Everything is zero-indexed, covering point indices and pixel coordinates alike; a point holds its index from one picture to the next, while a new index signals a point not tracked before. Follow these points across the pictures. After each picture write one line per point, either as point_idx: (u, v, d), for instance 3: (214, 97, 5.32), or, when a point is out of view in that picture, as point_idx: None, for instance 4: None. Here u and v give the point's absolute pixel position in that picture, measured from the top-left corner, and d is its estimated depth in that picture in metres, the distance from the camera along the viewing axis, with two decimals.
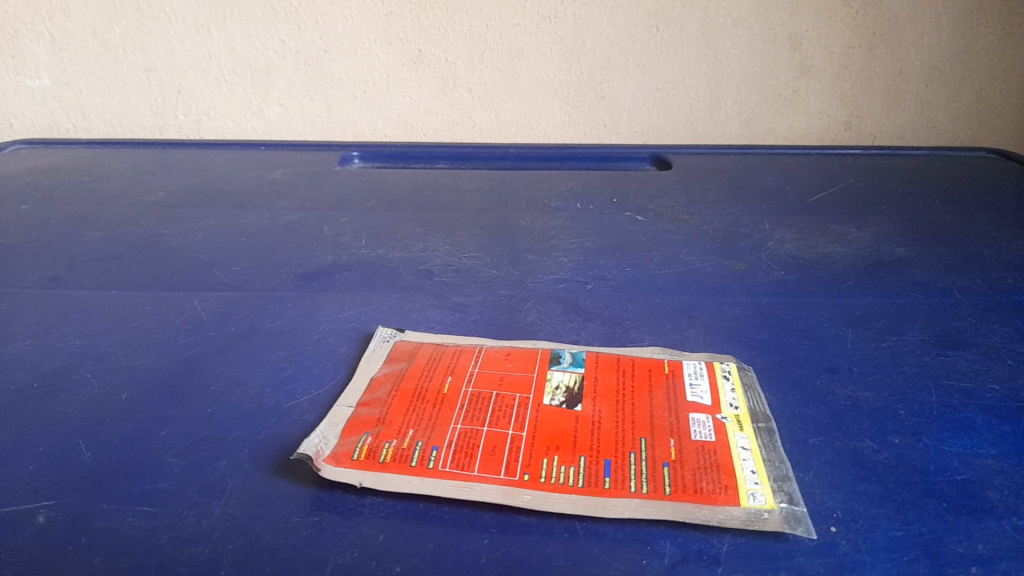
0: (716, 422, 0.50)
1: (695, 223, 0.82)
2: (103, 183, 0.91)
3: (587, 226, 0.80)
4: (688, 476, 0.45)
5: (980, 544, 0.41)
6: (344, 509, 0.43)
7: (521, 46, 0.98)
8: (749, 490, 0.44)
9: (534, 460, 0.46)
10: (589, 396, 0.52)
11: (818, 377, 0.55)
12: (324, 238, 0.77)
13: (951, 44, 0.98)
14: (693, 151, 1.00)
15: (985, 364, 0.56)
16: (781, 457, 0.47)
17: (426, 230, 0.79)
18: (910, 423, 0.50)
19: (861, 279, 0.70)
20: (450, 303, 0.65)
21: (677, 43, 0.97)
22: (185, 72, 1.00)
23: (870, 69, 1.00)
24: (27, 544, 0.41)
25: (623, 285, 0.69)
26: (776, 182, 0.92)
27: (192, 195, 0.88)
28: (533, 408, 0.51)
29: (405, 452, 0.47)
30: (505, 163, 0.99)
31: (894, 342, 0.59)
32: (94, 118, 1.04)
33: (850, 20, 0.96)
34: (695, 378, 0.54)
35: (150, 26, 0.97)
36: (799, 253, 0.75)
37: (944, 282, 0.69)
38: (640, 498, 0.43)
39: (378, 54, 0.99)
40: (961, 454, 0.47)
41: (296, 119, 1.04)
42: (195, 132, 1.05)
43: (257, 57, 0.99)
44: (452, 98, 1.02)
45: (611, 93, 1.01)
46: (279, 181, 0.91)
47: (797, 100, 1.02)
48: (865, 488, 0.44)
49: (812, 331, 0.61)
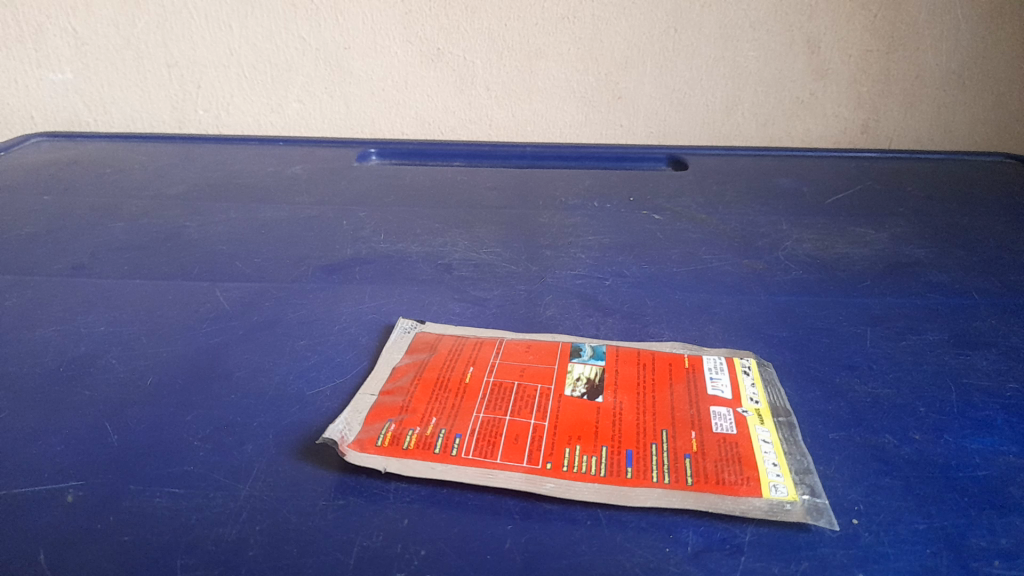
0: (737, 416, 0.50)
1: (713, 223, 0.82)
2: (124, 176, 0.92)
3: (605, 224, 0.81)
4: (710, 468, 0.45)
5: (1004, 539, 0.41)
6: (368, 494, 0.44)
7: (540, 46, 0.98)
8: (771, 482, 0.44)
9: (556, 449, 0.46)
10: (609, 388, 0.52)
11: (838, 374, 0.55)
12: (344, 232, 0.77)
13: (968, 48, 0.98)
14: (710, 153, 1.01)
15: (1004, 364, 0.56)
16: (803, 451, 0.47)
17: (445, 226, 0.80)
18: (931, 420, 0.50)
19: (879, 280, 0.70)
20: (470, 297, 0.65)
21: (695, 44, 0.98)
22: (205, 68, 1.01)
23: (887, 73, 1.00)
24: (55, 522, 0.42)
25: (641, 282, 0.69)
26: (793, 184, 0.92)
27: (212, 188, 0.88)
28: (554, 399, 0.51)
29: (429, 439, 0.47)
30: (521, 162, 1.00)
31: (913, 342, 0.59)
32: (114, 111, 1.05)
33: (868, 23, 0.96)
34: (715, 372, 0.54)
35: (172, 21, 0.98)
36: (817, 253, 0.75)
37: (962, 284, 0.69)
38: (662, 489, 0.44)
39: (398, 52, 0.99)
40: (982, 451, 0.47)
41: (314, 117, 1.05)
42: (214, 128, 1.06)
43: (276, 53, 1.00)
44: (470, 96, 1.03)
45: (628, 93, 1.02)
46: (297, 176, 0.92)
47: (814, 102, 1.02)
48: (886, 483, 0.44)
49: (831, 330, 0.61)
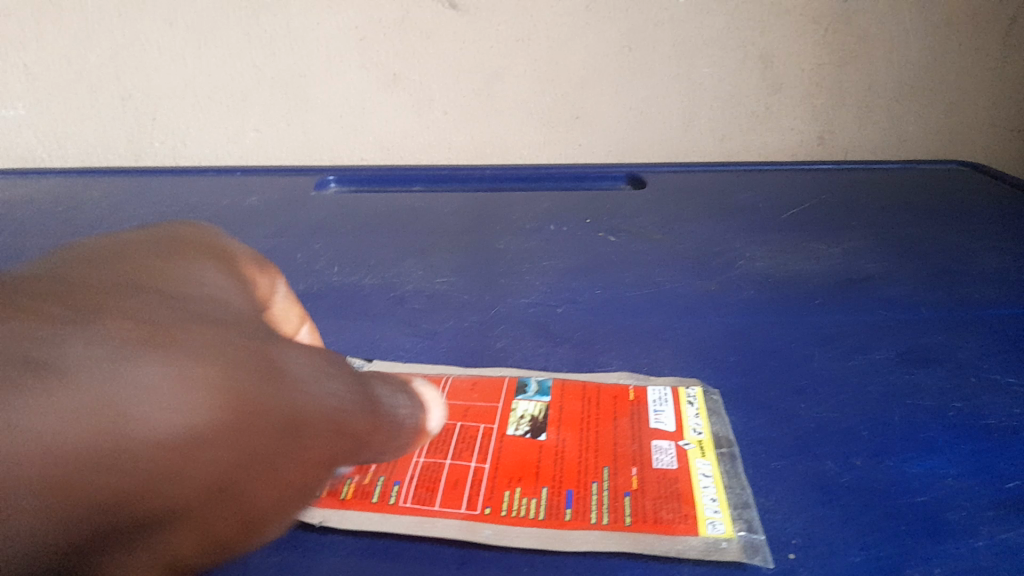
0: (678, 449, 0.51)
1: (668, 243, 0.82)
2: (78, 213, 0.91)
3: (561, 248, 0.81)
4: (649, 507, 0.46)
5: (938, 568, 0.41)
6: (305, 547, 0.43)
7: (496, 68, 0.99)
8: (708, 519, 0.44)
9: (495, 493, 0.47)
10: (553, 425, 0.53)
11: (785, 400, 0.55)
12: (299, 265, 0.77)
13: (919, 58, 0.99)
14: (668, 169, 1.01)
15: (949, 383, 0.57)
16: (743, 483, 0.47)
17: (400, 255, 0.80)
18: (873, 444, 0.50)
19: (829, 297, 0.70)
20: (420, 330, 0.65)
21: (650, 63, 0.98)
22: (161, 100, 1.01)
23: (841, 86, 1.01)
24: None
25: (594, 307, 0.69)
26: (750, 199, 0.93)
27: (168, 223, 0.88)
28: (496, 440, 0.52)
29: (367, 488, 0.47)
30: (482, 184, 1.00)
31: (860, 362, 0.59)
32: (71, 146, 1.05)
33: (820, 37, 0.97)
34: (659, 405, 0.55)
35: (125, 54, 0.98)
36: (769, 272, 0.75)
37: (912, 298, 0.69)
38: (599, 530, 0.44)
39: (355, 78, 0.99)
40: (922, 476, 0.47)
41: (273, 145, 1.05)
42: (173, 159, 1.06)
43: (232, 83, 1.00)
44: (428, 120, 1.03)
45: (586, 113, 1.02)
46: (255, 208, 0.92)
47: (770, 117, 1.03)
48: (824, 513, 0.45)
49: (778, 352, 0.61)
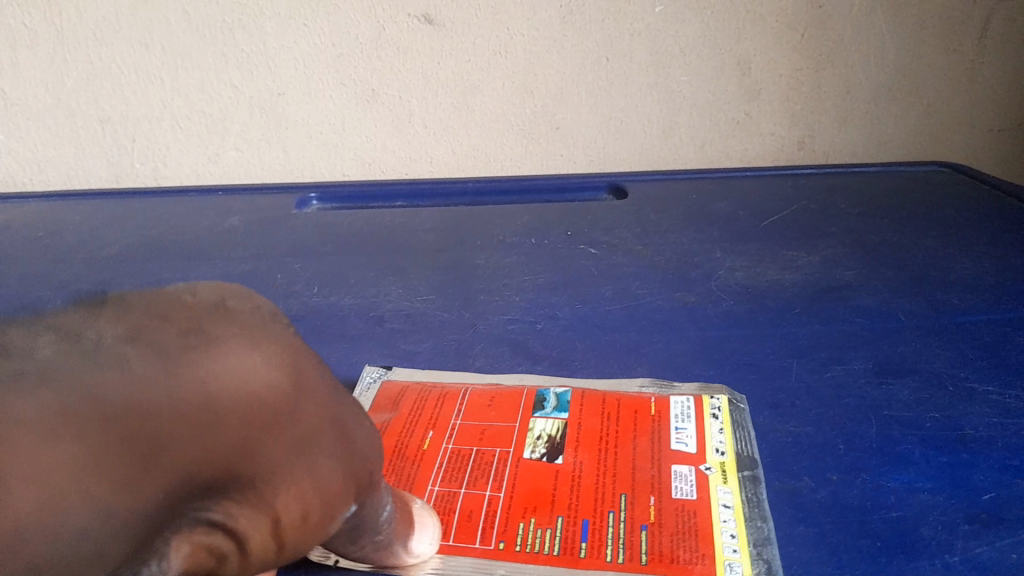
0: (699, 473, 0.51)
1: (647, 254, 0.82)
2: (57, 238, 0.91)
3: (540, 262, 0.81)
4: (666, 543, 0.46)
5: None
6: None
7: (473, 82, 0.99)
8: (726, 559, 0.44)
9: (510, 526, 0.48)
10: (570, 446, 0.54)
11: (761, 415, 0.55)
12: (279, 288, 0.77)
13: (895, 61, 0.99)
14: (648, 178, 1.01)
15: (926, 393, 0.57)
16: (762, 514, 0.47)
17: (380, 273, 0.80)
18: (849, 458, 0.50)
19: (807, 306, 0.70)
20: (399, 351, 0.66)
21: (628, 72, 0.98)
22: (139, 121, 1.01)
23: (819, 91, 1.01)
24: None
25: (572, 323, 0.69)
26: (730, 207, 0.93)
27: (148, 246, 0.88)
28: (512, 465, 0.53)
29: None
30: (463, 198, 1.00)
31: (838, 373, 0.60)
32: (49, 170, 1.04)
33: (796, 43, 0.97)
34: (681, 421, 0.56)
35: (101, 78, 0.98)
36: (748, 282, 0.75)
37: (890, 306, 0.70)
38: (615, 570, 0.44)
39: (333, 95, 0.99)
40: (898, 490, 0.48)
41: (253, 163, 1.05)
42: (152, 180, 1.06)
43: (209, 103, 1.00)
44: (407, 135, 1.03)
45: (565, 124, 1.02)
46: (234, 228, 0.92)
47: (749, 123, 1.03)
48: (799, 533, 0.45)
49: (755, 364, 0.61)
